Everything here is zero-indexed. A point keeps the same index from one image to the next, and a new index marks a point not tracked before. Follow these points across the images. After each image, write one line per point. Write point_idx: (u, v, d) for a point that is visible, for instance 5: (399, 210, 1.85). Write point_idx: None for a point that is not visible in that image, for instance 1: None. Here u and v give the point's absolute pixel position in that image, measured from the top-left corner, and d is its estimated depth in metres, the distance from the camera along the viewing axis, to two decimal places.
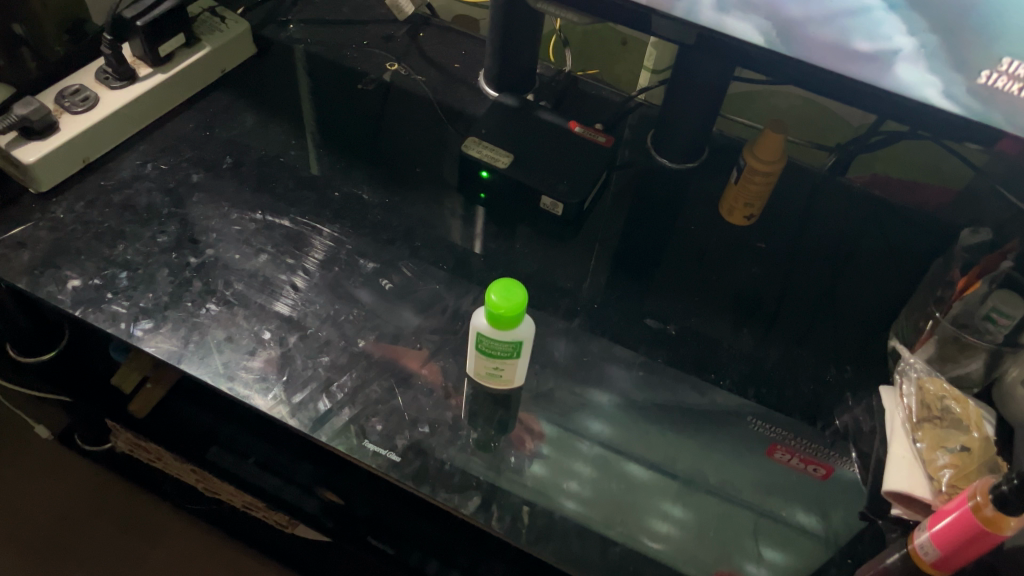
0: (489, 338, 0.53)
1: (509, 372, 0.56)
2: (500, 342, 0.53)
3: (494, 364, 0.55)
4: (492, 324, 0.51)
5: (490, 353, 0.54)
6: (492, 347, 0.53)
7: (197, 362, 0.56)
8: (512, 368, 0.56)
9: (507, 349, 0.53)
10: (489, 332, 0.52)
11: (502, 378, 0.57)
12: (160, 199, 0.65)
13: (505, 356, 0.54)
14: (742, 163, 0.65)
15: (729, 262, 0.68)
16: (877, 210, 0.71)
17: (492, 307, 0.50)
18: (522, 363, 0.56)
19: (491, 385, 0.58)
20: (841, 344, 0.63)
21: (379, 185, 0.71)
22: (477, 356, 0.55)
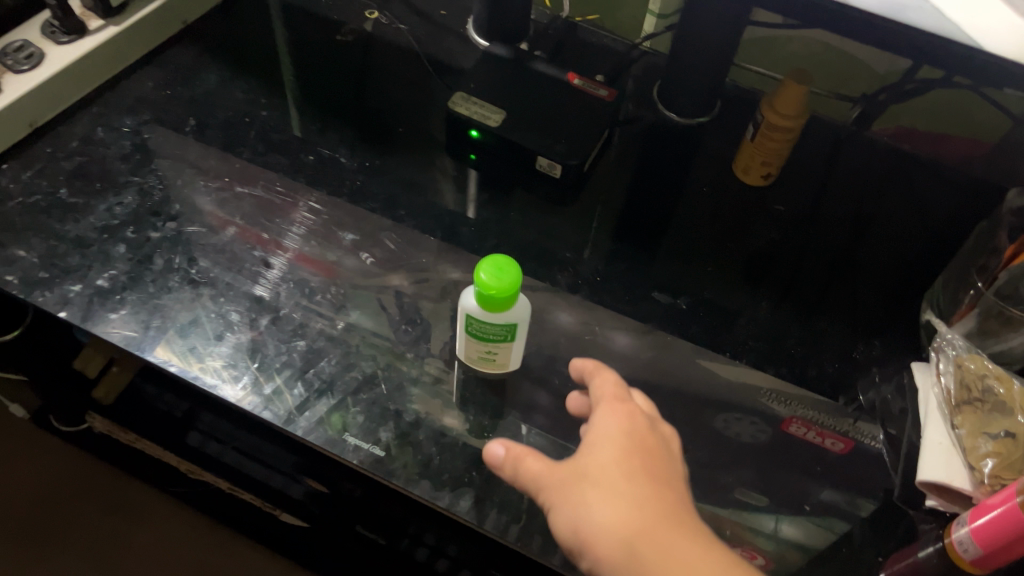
0: (480, 320, 0.47)
1: (503, 356, 0.51)
2: (491, 325, 0.47)
3: (486, 348, 0.50)
4: (482, 306, 0.46)
5: (481, 336, 0.49)
6: (483, 330, 0.48)
7: (159, 347, 0.51)
8: (506, 351, 0.50)
9: (501, 332, 0.48)
10: (480, 314, 0.47)
11: (497, 362, 0.52)
12: (118, 167, 0.60)
13: (499, 339, 0.49)
14: (759, 117, 0.59)
15: (743, 225, 0.62)
16: (901, 166, 0.66)
17: (481, 287, 0.45)
18: (518, 345, 0.51)
19: (486, 368, 0.53)
20: (868, 315, 0.57)
21: (360, 146, 0.65)
22: (467, 339, 0.50)
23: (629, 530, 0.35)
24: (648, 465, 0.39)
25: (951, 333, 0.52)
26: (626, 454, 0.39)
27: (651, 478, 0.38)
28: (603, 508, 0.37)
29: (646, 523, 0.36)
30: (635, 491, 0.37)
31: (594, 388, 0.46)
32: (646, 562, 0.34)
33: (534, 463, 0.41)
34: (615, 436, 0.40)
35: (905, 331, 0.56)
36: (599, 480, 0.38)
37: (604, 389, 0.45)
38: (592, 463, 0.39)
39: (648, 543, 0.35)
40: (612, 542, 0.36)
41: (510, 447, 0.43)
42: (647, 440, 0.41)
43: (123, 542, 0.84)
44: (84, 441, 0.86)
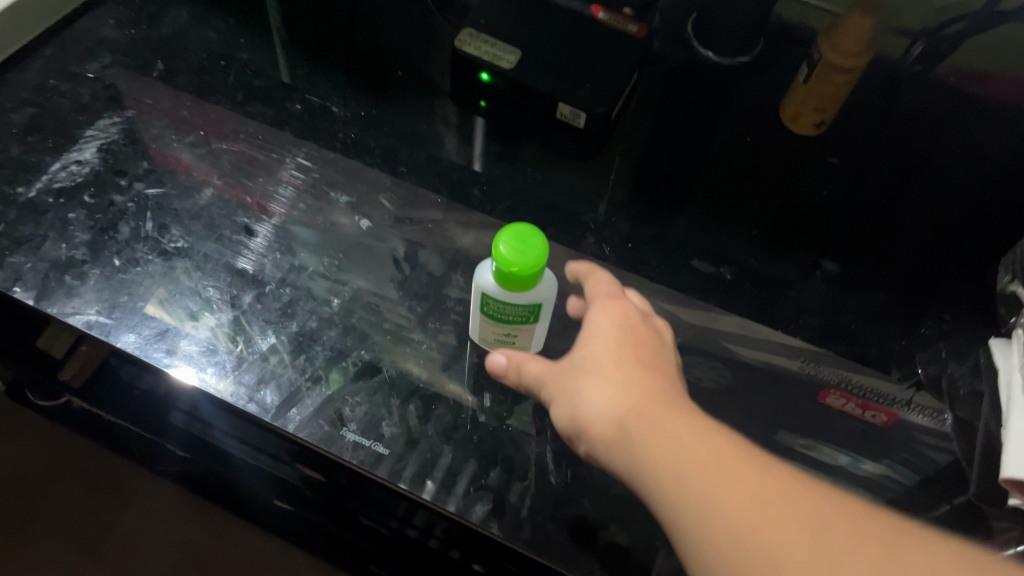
0: (499, 300, 0.41)
1: (523, 339, 0.44)
2: (511, 305, 0.41)
3: (504, 330, 0.43)
4: (503, 285, 0.39)
5: (499, 317, 0.42)
6: (501, 311, 0.41)
7: (126, 330, 0.44)
8: (527, 333, 0.44)
9: (522, 314, 0.41)
10: (499, 293, 0.40)
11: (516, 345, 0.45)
12: (75, 119, 0.52)
13: (519, 321, 0.42)
14: (817, 57, 0.51)
15: (790, 180, 0.54)
16: (967, 111, 0.58)
17: (501, 264, 0.38)
18: (540, 326, 0.44)
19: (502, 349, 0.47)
20: (935, 282, 0.50)
21: (353, 93, 0.57)
22: (482, 320, 0.43)
23: (615, 407, 0.32)
24: (640, 350, 0.35)
25: None
26: (616, 340, 0.36)
27: (640, 360, 0.34)
28: (591, 389, 0.34)
29: (634, 396, 0.31)
30: (624, 373, 0.33)
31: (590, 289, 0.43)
32: (631, 439, 0.30)
33: (532, 364, 0.40)
34: (607, 328, 0.37)
35: (977, 301, 0.49)
36: (590, 366, 0.35)
37: (597, 287, 0.42)
38: (585, 354, 0.36)
39: (634, 416, 0.31)
40: (601, 422, 0.32)
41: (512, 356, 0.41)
42: (648, 334, 0.37)
43: (108, 525, 0.78)
44: (63, 417, 0.80)
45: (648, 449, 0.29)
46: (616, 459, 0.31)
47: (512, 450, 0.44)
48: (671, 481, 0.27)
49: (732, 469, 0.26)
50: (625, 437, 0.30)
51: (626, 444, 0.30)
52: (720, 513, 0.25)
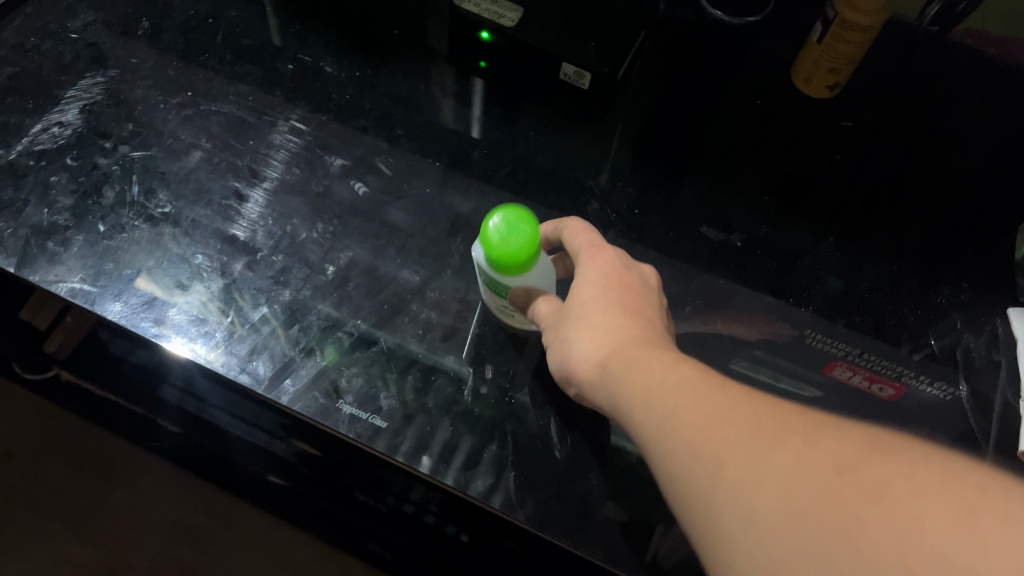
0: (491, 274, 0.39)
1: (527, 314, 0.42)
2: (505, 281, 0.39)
3: (504, 304, 0.42)
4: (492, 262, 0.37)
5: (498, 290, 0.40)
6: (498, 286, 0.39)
7: (113, 298, 0.42)
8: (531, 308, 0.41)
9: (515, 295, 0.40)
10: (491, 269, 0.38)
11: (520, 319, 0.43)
12: (56, 79, 0.50)
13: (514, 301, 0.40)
14: (830, 14, 0.49)
15: (801, 143, 0.53)
16: (987, 73, 0.56)
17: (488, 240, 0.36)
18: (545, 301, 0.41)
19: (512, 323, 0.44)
20: (952, 250, 0.49)
21: (346, 54, 0.55)
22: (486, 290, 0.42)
23: (596, 352, 0.32)
24: (625, 295, 0.35)
25: None
26: (599, 285, 0.36)
27: (619, 303, 0.34)
28: (575, 335, 0.34)
29: (611, 340, 0.32)
30: (605, 318, 0.33)
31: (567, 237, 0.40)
32: (610, 378, 0.31)
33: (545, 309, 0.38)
34: (589, 272, 0.37)
35: (994, 269, 0.48)
36: (572, 311, 0.35)
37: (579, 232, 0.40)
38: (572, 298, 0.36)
39: (611, 358, 0.31)
40: (585, 367, 0.33)
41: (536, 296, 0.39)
42: (635, 277, 0.37)
43: (99, 502, 0.77)
44: (49, 389, 0.78)
45: (621, 388, 0.30)
46: (601, 401, 0.32)
47: (515, 423, 0.42)
48: (640, 414, 0.28)
49: (689, 394, 0.27)
50: (605, 377, 0.31)
51: (606, 385, 0.31)
52: (675, 438, 0.26)
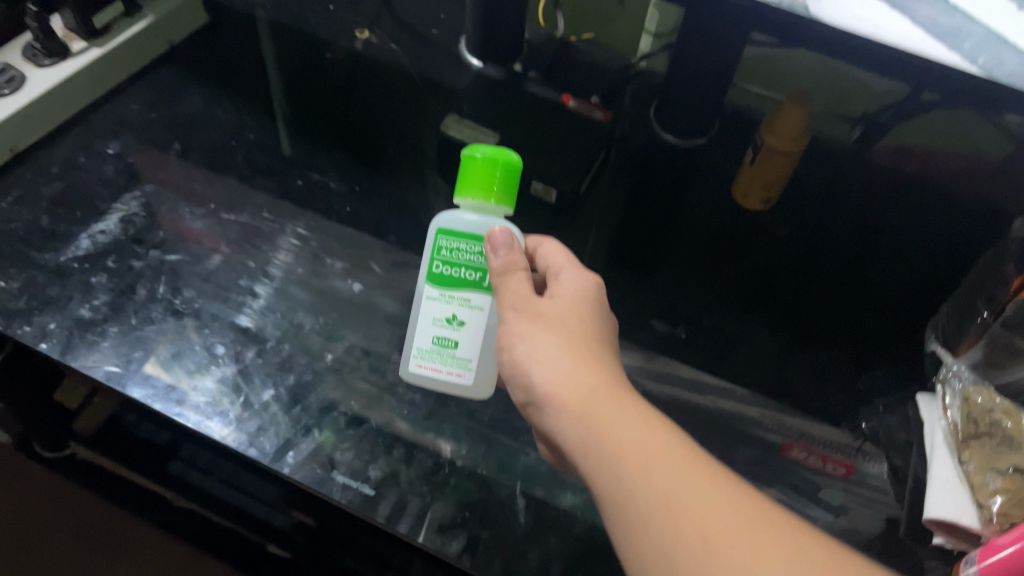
0: (467, 224, 0.44)
1: (468, 337, 0.43)
2: (472, 241, 0.43)
3: (449, 296, 0.43)
4: (477, 185, 0.44)
5: (451, 273, 0.43)
6: (458, 250, 0.43)
7: (140, 382, 0.49)
8: (472, 329, 0.43)
9: (474, 264, 0.43)
10: (475, 215, 0.45)
11: (458, 355, 0.43)
12: (99, 193, 0.58)
13: (470, 279, 0.43)
14: (759, 141, 0.58)
15: (743, 249, 0.60)
16: (906, 186, 0.64)
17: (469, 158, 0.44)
18: (487, 335, 0.43)
19: (439, 374, 0.44)
20: (872, 341, 0.56)
21: (349, 169, 0.64)
22: (435, 280, 0.43)
23: (574, 390, 0.35)
24: (601, 331, 0.40)
25: (957, 364, 0.50)
26: (580, 314, 0.40)
27: (593, 340, 0.38)
28: (560, 351, 0.37)
29: (592, 386, 0.35)
30: (592, 356, 0.37)
31: (542, 259, 0.47)
32: (589, 418, 0.34)
33: (518, 281, 0.41)
34: (572, 300, 0.41)
35: (909, 360, 0.55)
36: (550, 329, 0.39)
37: (560, 259, 0.46)
38: (557, 314, 0.40)
39: (593, 403, 0.34)
40: (560, 397, 0.35)
41: (511, 251, 0.42)
42: (603, 315, 0.42)
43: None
44: (66, 469, 0.84)
45: (605, 438, 0.33)
46: (565, 435, 0.35)
47: (486, 493, 0.48)
48: (625, 473, 0.31)
49: (677, 474, 0.30)
50: (580, 419, 0.34)
51: (581, 426, 0.34)
52: (668, 512, 0.29)
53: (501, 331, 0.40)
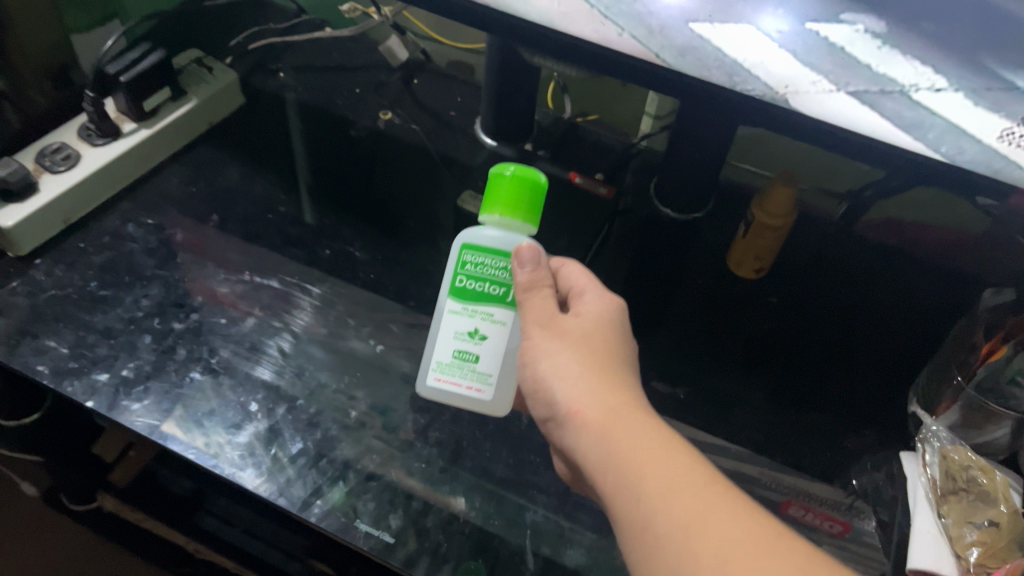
0: (490, 239, 0.48)
1: (487, 351, 0.47)
2: (496, 257, 0.47)
3: (472, 310, 0.47)
4: (506, 204, 0.47)
5: (475, 287, 0.47)
6: (482, 265, 0.47)
7: (180, 436, 0.54)
8: (492, 344, 0.47)
9: (498, 282, 0.47)
10: (498, 232, 0.48)
11: (478, 369, 0.47)
12: (143, 261, 0.64)
13: (492, 294, 0.47)
14: (750, 217, 0.63)
15: (738, 316, 0.65)
16: (892, 258, 0.69)
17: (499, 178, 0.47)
18: (506, 351, 0.47)
19: (458, 388, 0.48)
20: (859, 404, 0.60)
21: (372, 240, 0.69)
22: (458, 295, 0.47)
23: (597, 409, 0.40)
24: (616, 351, 0.44)
25: (936, 425, 0.54)
26: (601, 335, 0.45)
27: (613, 361, 0.43)
28: (577, 371, 0.42)
29: (611, 406, 0.40)
30: (608, 377, 0.42)
31: (564, 280, 0.50)
32: (608, 438, 0.38)
33: (540, 301, 0.46)
34: (595, 320, 0.46)
35: (893, 420, 0.58)
36: (574, 350, 0.43)
37: (583, 279, 0.49)
38: (578, 333, 0.44)
39: (612, 422, 0.39)
40: (582, 414, 0.40)
41: (536, 269, 0.47)
42: (623, 335, 0.46)
43: None
44: (92, 521, 0.87)
45: (622, 454, 0.37)
46: (585, 447, 0.39)
47: (498, 542, 0.52)
48: (637, 488, 0.36)
49: (687, 492, 0.35)
50: (600, 436, 0.39)
51: (601, 442, 0.39)
52: (674, 527, 0.34)
53: (524, 346, 0.45)
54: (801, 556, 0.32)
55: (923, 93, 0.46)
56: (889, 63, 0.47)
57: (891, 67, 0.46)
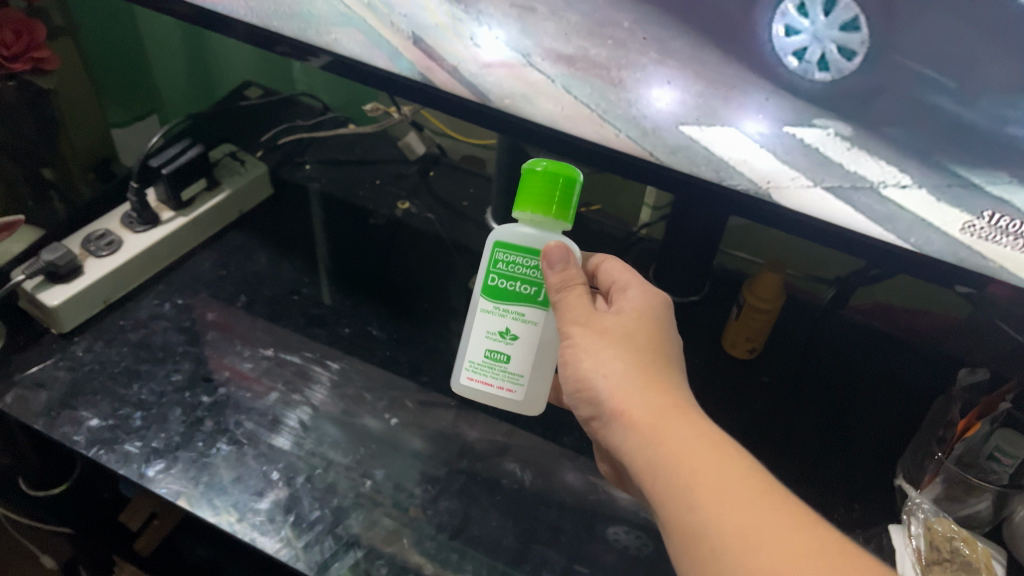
0: (524, 237, 0.50)
1: (518, 350, 0.50)
2: (530, 257, 0.50)
3: (505, 309, 0.50)
4: (535, 201, 0.49)
5: (507, 287, 0.50)
6: (513, 264, 0.50)
7: (205, 503, 0.57)
8: (521, 344, 0.50)
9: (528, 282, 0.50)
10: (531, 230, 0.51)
11: (508, 368, 0.51)
12: (175, 339, 0.68)
13: (524, 294, 0.50)
14: (742, 300, 0.68)
15: (735, 396, 0.68)
16: (879, 343, 0.73)
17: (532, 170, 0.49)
18: (536, 350, 0.50)
19: (490, 388, 0.51)
20: (851, 480, 0.62)
21: (388, 320, 0.73)
22: (492, 293, 0.50)
23: (644, 410, 0.43)
24: (659, 345, 0.47)
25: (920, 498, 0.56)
26: (645, 330, 0.47)
27: (655, 357, 0.46)
28: (624, 369, 0.45)
29: (656, 407, 0.43)
30: (654, 376, 0.45)
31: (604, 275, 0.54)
32: (658, 441, 0.42)
33: (577, 297, 0.48)
34: (638, 315, 0.48)
35: (881, 493, 0.61)
36: (616, 350, 0.46)
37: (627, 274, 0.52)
38: (622, 329, 0.47)
39: (658, 425, 0.42)
40: (628, 415, 0.43)
41: (567, 267, 0.48)
42: (663, 326, 0.49)
43: None
44: None
45: (670, 458, 0.41)
46: (632, 448, 0.43)
47: None
48: (688, 491, 0.39)
49: (738, 495, 0.38)
50: (648, 438, 0.42)
51: (648, 444, 0.42)
52: (726, 533, 0.37)
53: (565, 343, 0.47)
54: (846, 553, 0.36)
55: (890, 189, 0.50)
56: (860, 160, 0.49)
57: (862, 164, 0.49)
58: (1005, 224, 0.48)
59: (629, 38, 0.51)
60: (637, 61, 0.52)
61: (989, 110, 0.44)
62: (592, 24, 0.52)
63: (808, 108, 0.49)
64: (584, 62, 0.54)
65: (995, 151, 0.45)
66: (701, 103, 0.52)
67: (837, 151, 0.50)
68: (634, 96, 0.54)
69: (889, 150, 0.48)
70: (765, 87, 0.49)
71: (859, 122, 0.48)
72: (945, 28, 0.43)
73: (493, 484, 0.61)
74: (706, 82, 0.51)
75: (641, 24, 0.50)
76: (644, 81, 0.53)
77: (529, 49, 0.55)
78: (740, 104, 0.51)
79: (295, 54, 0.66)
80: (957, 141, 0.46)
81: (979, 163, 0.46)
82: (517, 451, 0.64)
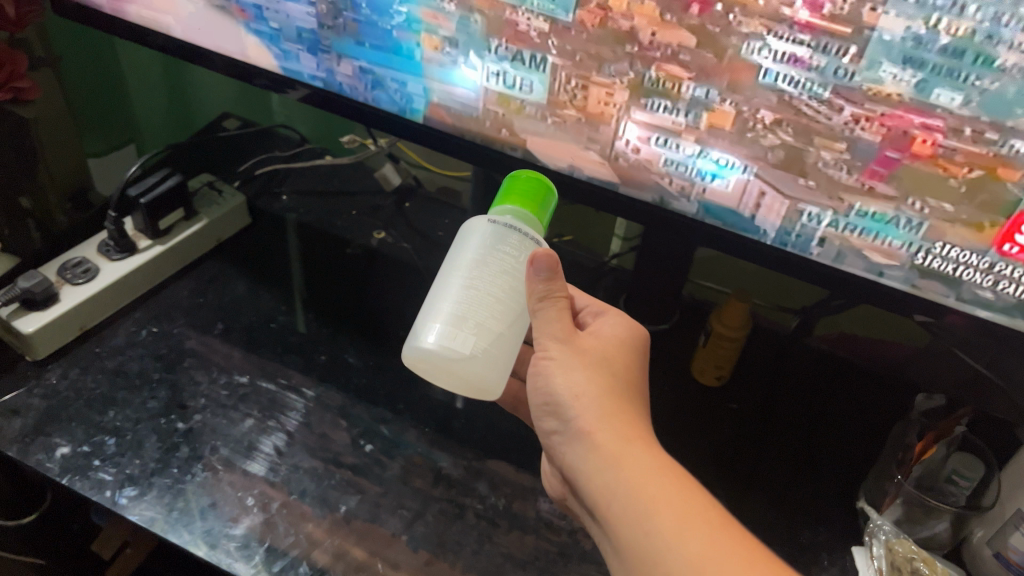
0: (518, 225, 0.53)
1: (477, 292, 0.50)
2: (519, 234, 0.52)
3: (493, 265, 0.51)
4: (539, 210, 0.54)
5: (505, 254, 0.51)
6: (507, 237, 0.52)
7: (180, 529, 0.57)
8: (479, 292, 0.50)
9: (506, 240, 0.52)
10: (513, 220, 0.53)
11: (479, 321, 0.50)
12: (150, 366, 0.69)
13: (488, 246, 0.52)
14: (709, 328, 0.70)
15: (705, 423, 0.69)
16: (841, 369, 0.75)
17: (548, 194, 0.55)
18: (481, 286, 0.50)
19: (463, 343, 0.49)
20: (815, 504, 0.64)
21: (363, 348, 0.74)
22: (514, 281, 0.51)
23: (608, 435, 0.46)
24: (624, 377, 0.50)
25: (881, 520, 0.58)
26: (619, 358, 0.51)
27: (626, 388, 0.49)
28: (584, 383, 0.48)
29: (619, 435, 0.46)
30: (619, 405, 0.47)
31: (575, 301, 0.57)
32: (620, 468, 0.44)
33: (562, 319, 0.50)
34: (609, 335, 0.52)
35: (845, 516, 0.63)
36: (590, 372, 0.49)
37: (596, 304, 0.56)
38: (597, 353, 0.50)
39: (618, 451, 0.45)
40: (593, 437, 0.46)
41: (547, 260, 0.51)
42: (636, 361, 0.52)
43: None
44: None
45: (632, 484, 0.43)
46: (590, 468, 0.45)
47: None
48: (646, 519, 0.42)
49: (696, 526, 0.41)
50: (610, 461, 0.45)
51: (607, 466, 0.45)
52: (681, 560, 0.40)
53: (540, 357, 0.50)
54: None
55: (852, 242, 0.53)
56: (842, 234, 0.53)
57: (846, 240, 0.53)
58: (951, 255, 0.51)
59: (603, 90, 0.54)
60: (612, 121, 0.55)
61: (961, 170, 0.47)
62: (562, 82, 0.55)
63: (787, 177, 0.52)
64: (556, 122, 0.57)
65: (971, 208, 0.48)
66: (676, 165, 0.56)
67: (820, 225, 0.53)
68: (608, 153, 0.57)
69: (871, 217, 0.51)
70: (741, 150, 0.52)
71: (840, 188, 0.51)
72: (914, 88, 0.45)
73: (465, 507, 0.62)
74: (682, 142, 0.54)
75: (611, 83, 0.53)
76: (618, 139, 0.56)
77: (499, 109, 0.59)
78: (717, 169, 0.54)
79: (273, 86, 0.67)
80: (932, 203, 0.49)
81: (957, 229, 0.49)
82: (489, 477, 0.65)
